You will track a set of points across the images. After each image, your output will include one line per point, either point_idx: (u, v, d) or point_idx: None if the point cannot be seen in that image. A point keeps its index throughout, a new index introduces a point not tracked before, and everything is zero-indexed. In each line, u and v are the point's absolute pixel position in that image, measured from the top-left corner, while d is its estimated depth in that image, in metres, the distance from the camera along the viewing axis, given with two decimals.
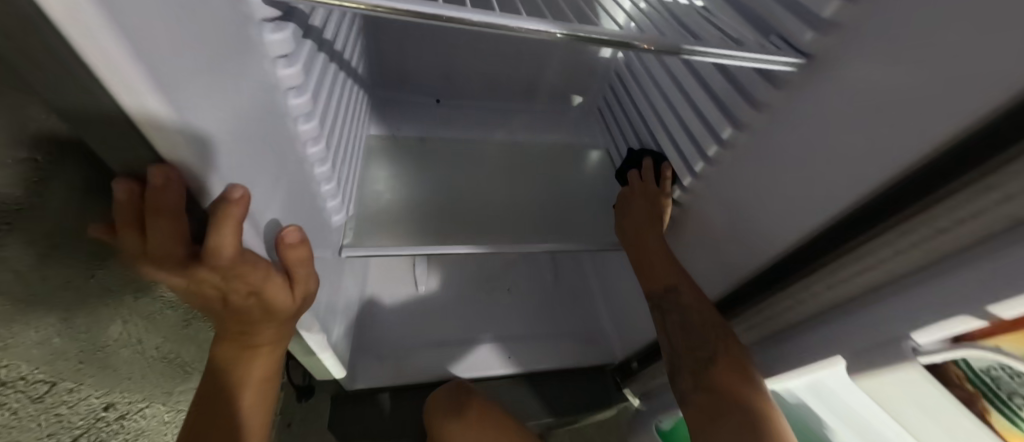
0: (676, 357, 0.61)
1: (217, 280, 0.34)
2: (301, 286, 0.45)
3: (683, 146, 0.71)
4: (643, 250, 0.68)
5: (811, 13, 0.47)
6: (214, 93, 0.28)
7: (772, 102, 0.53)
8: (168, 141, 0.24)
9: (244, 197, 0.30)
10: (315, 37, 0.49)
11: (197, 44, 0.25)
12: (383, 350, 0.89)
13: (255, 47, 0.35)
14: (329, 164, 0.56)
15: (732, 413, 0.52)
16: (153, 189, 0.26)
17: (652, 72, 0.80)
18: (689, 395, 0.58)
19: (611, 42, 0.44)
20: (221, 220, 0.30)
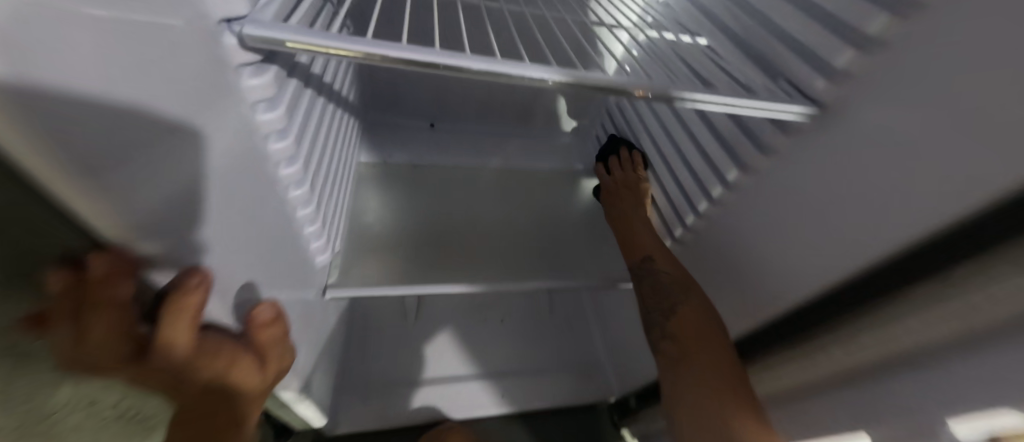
0: (647, 314, 0.62)
1: (172, 371, 0.31)
2: (273, 364, 0.42)
3: (686, 184, 0.68)
4: (630, 236, 0.69)
5: (822, 61, 0.45)
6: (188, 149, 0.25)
7: (779, 149, 0.51)
8: (100, 211, 0.21)
9: (202, 278, 0.29)
10: (302, 74, 0.46)
11: (177, 98, 0.23)
12: (367, 389, 0.83)
13: (233, 95, 0.32)
14: (313, 205, 0.52)
15: (697, 368, 0.54)
16: (92, 280, 0.23)
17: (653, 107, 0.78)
18: (660, 347, 0.60)
19: (605, 88, 0.42)
20: (178, 305, 0.27)
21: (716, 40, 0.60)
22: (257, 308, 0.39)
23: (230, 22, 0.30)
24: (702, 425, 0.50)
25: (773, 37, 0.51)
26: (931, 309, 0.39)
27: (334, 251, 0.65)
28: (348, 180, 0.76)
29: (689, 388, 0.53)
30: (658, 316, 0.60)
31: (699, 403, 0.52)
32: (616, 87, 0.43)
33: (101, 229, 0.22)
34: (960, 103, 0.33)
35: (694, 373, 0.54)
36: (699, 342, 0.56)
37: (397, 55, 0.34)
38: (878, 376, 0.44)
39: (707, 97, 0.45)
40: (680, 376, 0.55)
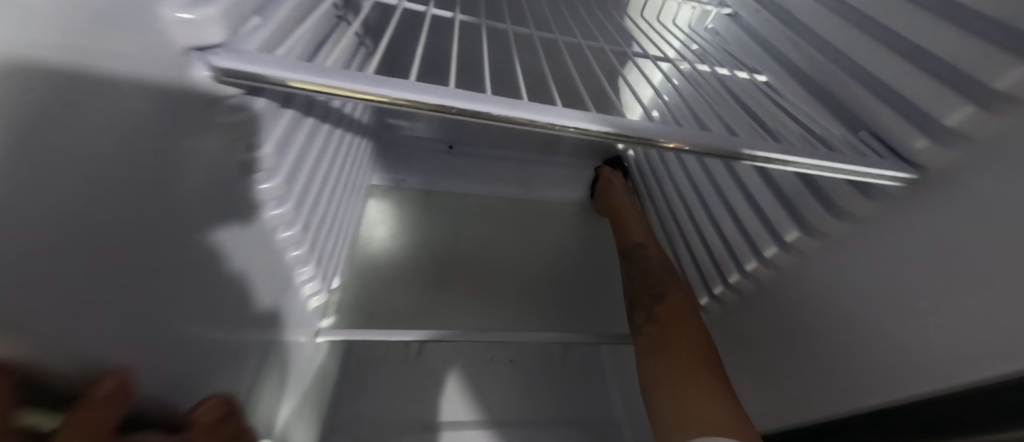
0: (637, 299, 0.65)
1: None
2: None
3: (729, 237, 0.60)
4: (627, 221, 0.78)
5: (921, 116, 0.37)
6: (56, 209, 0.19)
7: (858, 212, 0.43)
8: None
9: (109, 378, 0.23)
10: (299, 104, 0.41)
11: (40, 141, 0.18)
12: (360, 436, 0.75)
13: (184, 139, 0.25)
14: (307, 246, 0.47)
15: (678, 350, 0.52)
16: None
17: (688, 160, 0.71)
18: (642, 330, 0.60)
19: (628, 137, 0.34)
20: (76, 431, 0.21)
21: (779, 79, 0.53)
22: (201, 406, 0.31)
23: (201, 51, 0.23)
24: (677, 393, 0.47)
25: (854, 80, 0.44)
26: None
27: (330, 287, 0.60)
28: (354, 205, 0.71)
29: (669, 373, 0.50)
30: (648, 300, 0.63)
31: (674, 369, 0.50)
32: (637, 135, 0.35)
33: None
34: None
35: (676, 352, 0.52)
36: (675, 312, 0.58)
37: (410, 98, 0.29)
38: None
39: (748, 150, 0.37)
40: (659, 348, 0.54)
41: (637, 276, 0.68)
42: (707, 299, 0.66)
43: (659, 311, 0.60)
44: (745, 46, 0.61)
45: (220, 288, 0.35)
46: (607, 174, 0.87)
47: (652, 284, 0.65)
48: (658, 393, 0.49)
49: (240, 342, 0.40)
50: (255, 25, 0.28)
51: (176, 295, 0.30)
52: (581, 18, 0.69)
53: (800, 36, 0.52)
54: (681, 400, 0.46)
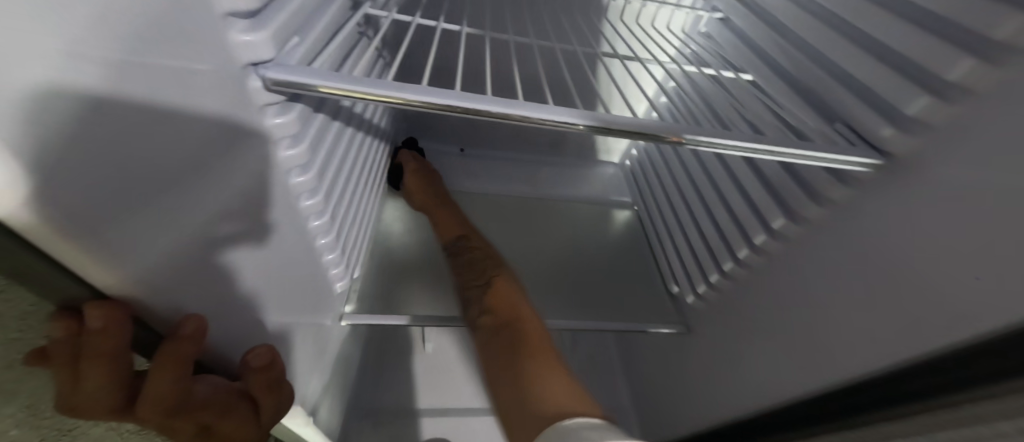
0: (467, 292, 0.69)
1: (159, 421, 0.30)
2: (269, 414, 0.40)
3: (724, 228, 0.63)
4: (439, 217, 0.79)
5: (888, 107, 0.40)
6: (165, 200, 0.26)
7: (836, 198, 0.46)
8: (101, 267, 0.24)
9: (197, 324, 0.30)
10: (329, 110, 0.47)
11: (115, 150, 0.22)
12: (381, 417, 0.82)
13: (245, 139, 0.31)
14: (333, 235, 0.53)
15: (501, 340, 0.56)
16: (90, 335, 0.24)
17: (687, 156, 0.75)
18: (479, 322, 0.63)
19: (615, 131, 0.39)
20: (169, 355, 0.28)
21: (764, 76, 0.56)
22: (252, 352, 0.37)
23: (257, 65, 0.29)
24: (517, 388, 0.49)
25: (829, 76, 0.46)
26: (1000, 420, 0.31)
27: (352, 277, 0.66)
28: (373, 202, 0.77)
29: (503, 368, 0.52)
30: (477, 291, 0.67)
31: (515, 367, 0.51)
32: (630, 128, 0.40)
33: (97, 283, 0.25)
34: None
35: (501, 342, 0.56)
36: (511, 310, 0.61)
37: (424, 99, 0.34)
38: None
39: (720, 140, 0.41)
40: (495, 346, 0.56)
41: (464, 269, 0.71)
42: (705, 287, 0.69)
43: (489, 302, 0.64)
44: (736, 47, 0.64)
45: (265, 268, 0.40)
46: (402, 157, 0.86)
47: (476, 277, 0.68)
48: (501, 392, 0.50)
49: (281, 318, 0.46)
50: (295, 42, 0.34)
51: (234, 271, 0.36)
52: (579, 25, 0.74)
53: (785, 36, 0.55)
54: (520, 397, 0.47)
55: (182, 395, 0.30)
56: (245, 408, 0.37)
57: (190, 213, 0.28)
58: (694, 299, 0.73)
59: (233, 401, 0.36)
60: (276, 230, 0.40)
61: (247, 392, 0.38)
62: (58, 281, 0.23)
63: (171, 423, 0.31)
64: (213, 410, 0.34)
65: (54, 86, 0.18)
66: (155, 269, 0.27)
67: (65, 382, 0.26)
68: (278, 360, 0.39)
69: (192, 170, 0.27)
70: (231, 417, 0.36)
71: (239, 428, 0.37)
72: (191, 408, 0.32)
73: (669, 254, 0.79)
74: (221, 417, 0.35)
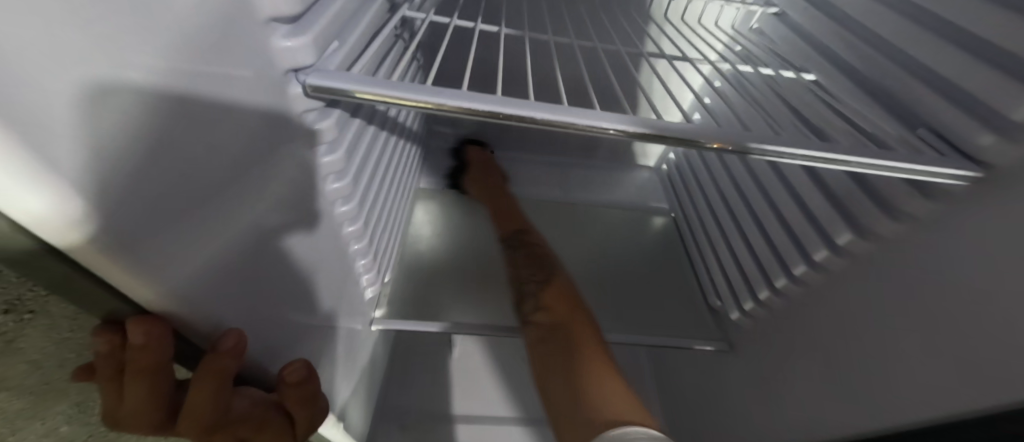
0: (522, 288, 0.65)
1: (198, 435, 0.30)
2: (303, 427, 0.39)
3: (775, 240, 0.58)
4: (505, 211, 0.80)
5: (986, 110, 0.35)
6: (211, 212, 0.25)
7: (917, 213, 0.41)
8: (148, 289, 0.22)
9: (239, 339, 0.29)
10: (365, 114, 0.46)
11: (183, 151, 0.21)
12: (407, 421, 0.82)
13: (285, 143, 0.30)
14: (366, 240, 0.53)
15: (568, 334, 0.54)
16: (134, 350, 0.24)
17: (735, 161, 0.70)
18: (530, 318, 0.60)
19: (654, 139, 0.36)
20: (210, 368, 0.28)
21: (829, 75, 0.51)
22: (286, 367, 0.36)
23: (298, 72, 0.28)
24: (574, 386, 0.47)
25: (911, 76, 0.41)
26: None
27: (382, 280, 0.66)
28: (404, 206, 0.77)
29: (564, 365, 0.50)
30: (534, 286, 0.64)
31: (570, 361, 0.50)
32: (687, 136, 0.37)
33: (139, 300, 0.23)
34: None
35: (568, 340, 0.53)
36: (569, 309, 0.59)
37: (463, 105, 0.32)
38: None
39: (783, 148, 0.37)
40: (546, 344, 0.54)
41: (522, 263, 0.69)
42: (751, 303, 0.64)
43: (544, 300, 0.61)
44: (793, 45, 0.59)
45: (301, 276, 0.40)
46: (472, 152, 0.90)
47: (536, 272, 0.66)
48: (553, 389, 0.49)
49: (316, 325, 0.46)
50: (336, 46, 0.33)
51: (273, 279, 0.35)
52: (619, 25, 0.71)
53: (853, 32, 0.50)
54: (590, 407, 0.44)
55: (221, 409, 0.30)
56: (282, 420, 0.37)
57: (229, 225, 0.27)
58: (738, 314, 0.68)
59: (270, 414, 0.36)
60: (313, 237, 0.40)
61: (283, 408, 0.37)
62: (98, 296, 0.22)
63: (209, 436, 0.31)
64: (249, 424, 0.33)
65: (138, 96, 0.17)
66: (199, 284, 0.25)
67: (112, 396, 0.26)
68: (312, 374, 0.38)
69: (239, 168, 0.27)
70: (268, 431, 0.35)
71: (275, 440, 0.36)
72: (227, 421, 0.31)
73: (711, 265, 0.75)
74: (257, 430, 0.34)
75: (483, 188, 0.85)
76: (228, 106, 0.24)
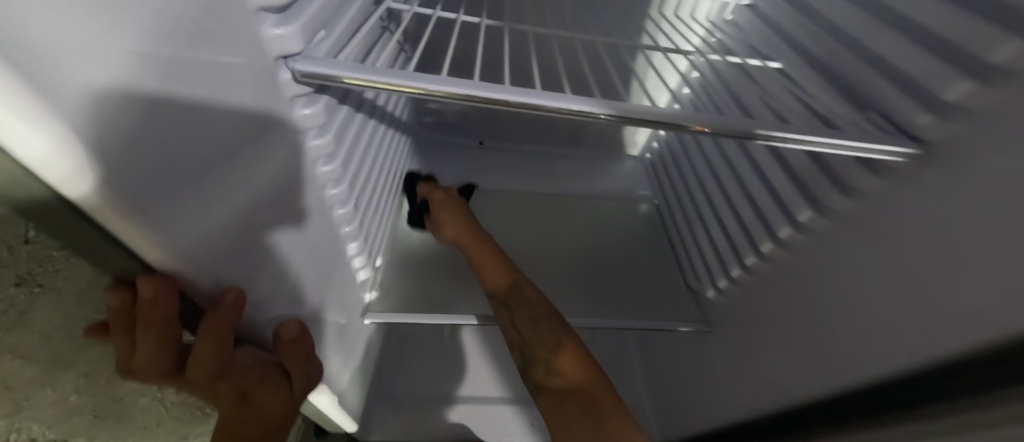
0: (530, 353, 0.62)
1: (205, 386, 0.33)
2: (299, 385, 0.43)
3: (745, 221, 0.61)
4: (487, 262, 0.70)
5: (924, 93, 0.38)
6: (208, 182, 0.27)
7: (866, 189, 0.44)
8: (157, 249, 0.25)
9: (238, 299, 0.31)
10: (352, 101, 0.48)
11: (174, 130, 0.23)
12: (401, 402, 0.85)
13: (278, 125, 0.33)
14: (356, 223, 0.55)
15: (585, 394, 0.55)
16: (144, 302, 0.27)
17: (712, 146, 0.73)
18: (545, 386, 0.59)
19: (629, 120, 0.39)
20: (214, 321, 0.30)
21: (792, 63, 0.54)
22: (281, 325, 0.41)
23: (287, 59, 0.31)
24: None
25: (863, 62, 0.44)
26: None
27: (374, 264, 0.69)
28: (394, 196, 0.79)
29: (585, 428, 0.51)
30: (543, 353, 0.61)
31: (589, 418, 0.52)
32: (671, 120, 0.40)
33: (150, 259, 0.26)
34: None
35: (586, 402, 0.54)
36: (579, 365, 0.58)
37: (442, 89, 0.35)
38: None
39: (737, 127, 0.40)
40: (561, 412, 0.55)
41: (526, 326, 0.63)
42: (725, 282, 0.68)
43: (557, 364, 0.59)
44: (762, 34, 0.62)
45: (297, 254, 0.42)
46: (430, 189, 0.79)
47: (544, 338, 0.61)
48: None
49: (311, 302, 0.49)
50: (322, 36, 0.35)
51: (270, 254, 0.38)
52: (601, 17, 0.73)
53: (815, 21, 0.53)
54: None
55: (225, 360, 0.33)
56: (280, 377, 0.41)
57: (228, 197, 0.30)
58: (714, 293, 0.71)
59: (269, 371, 0.39)
60: (306, 217, 0.42)
61: (279, 363, 0.41)
62: (112, 255, 0.25)
63: (214, 387, 0.34)
64: (251, 376, 0.37)
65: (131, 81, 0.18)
66: (202, 249, 0.28)
67: (124, 348, 0.29)
68: (305, 334, 0.43)
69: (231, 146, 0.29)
70: (267, 385, 0.39)
71: (274, 394, 0.40)
72: (230, 373, 0.34)
73: (690, 248, 0.78)
74: (257, 384, 0.38)
75: (450, 231, 0.73)
76: (223, 89, 0.26)
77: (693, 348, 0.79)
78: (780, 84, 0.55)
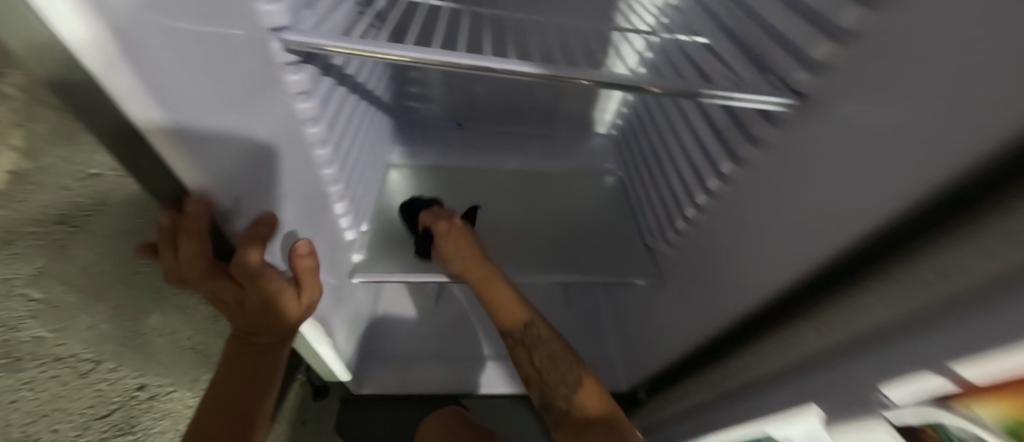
0: (550, 390, 0.73)
1: (235, 286, 0.43)
2: (308, 294, 0.52)
3: (687, 179, 0.72)
4: (496, 299, 0.72)
5: (803, 54, 0.47)
6: (228, 125, 0.35)
7: (766, 139, 0.53)
8: (194, 176, 0.34)
9: (270, 219, 0.43)
10: (335, 74, 0.56)
11: (208, 99, 0.32)
12: (391, 359, 0.94)
13: (274, 86, 0.41)
14: (342, 184, 0.64)
15: (604, 425, 0.69)
16: (190, 213, 0.35)
17: (665, 117, 0.81)
18: (563, 413, 0.73)
19: (566, 80, 0.48)
20: (254, 231, 0.41)
21: (715, 37, 0.63)
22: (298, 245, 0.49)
23: (277, 32, 0.39)
24: None
25: (763, 32, 0.53)
26: (879, 294, 0.39)
27: (359, 227, 0.77)
28: (376, 171, 0.87)
29: None
30: (564, 390, 0.72)
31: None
32: (631, 83, 0.49)
33: (186, 183, 0.34)
34: (903, 92, 0.35)
35: (609, 433, 0.67)
36: (596, 396, 0.72)
37: (405, 55, 0.43)
38: (826, 360, 0.44)
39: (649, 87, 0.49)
40: (584, 439, 0.68)
41: (547, 362, 0.73)
42: (673, 235, 0.78)
43: (579, 399, 0.72)
44: (694, 14, 0.70)
45: (292, 201, 0.51)
46: (429, 213, 0.78)
47: (567, 375, 0.73)
48: (563, 430, 0.71)
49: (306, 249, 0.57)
50: (306, 15, 0.43)
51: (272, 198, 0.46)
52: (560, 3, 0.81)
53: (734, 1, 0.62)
54: None
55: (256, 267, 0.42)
56: (296, 288, 0.50)
57: (243, 136, 0.38)
58: (665, 246, 0.81)
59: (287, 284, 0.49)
60: (299, 171, 0.51)
61: (292, 276, 0.50)
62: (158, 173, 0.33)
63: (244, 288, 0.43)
64: (272, 288, 0.46)
65: (162, 67, 0.26)
66: (228, 182, 0.37)
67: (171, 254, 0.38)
68: (313, 251, 0.51)
69: (247, 101, 0.37)
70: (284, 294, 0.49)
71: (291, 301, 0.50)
72: (256, 281, 0.44)
73: (648, 209, 0.88)
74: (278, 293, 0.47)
75: (460, 263, 0.72)
76: (237, 57, 0.34)
77: (650, 300, 0.88)
78: (708, 56, 0.63)
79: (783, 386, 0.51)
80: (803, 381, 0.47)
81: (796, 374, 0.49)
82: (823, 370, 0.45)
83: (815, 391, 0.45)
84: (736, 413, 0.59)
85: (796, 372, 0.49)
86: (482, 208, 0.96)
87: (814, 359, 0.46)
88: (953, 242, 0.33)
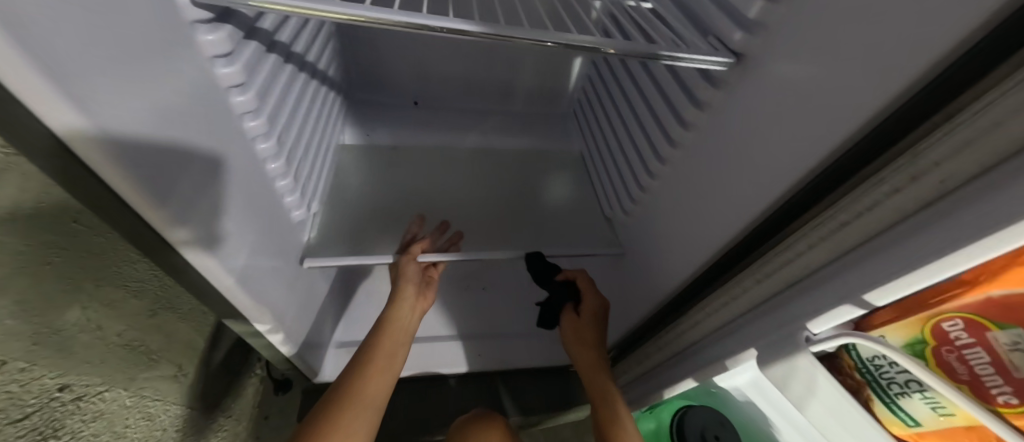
0: None
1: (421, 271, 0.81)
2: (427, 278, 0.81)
3: (640, 147, 0.73)
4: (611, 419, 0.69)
5: (739, 14, 0.48)
6: (141, 97, 0.33)
7: (709, 101, 0.55)
8: (105, 160, 0.32)
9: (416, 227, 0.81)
10: (261, 39, 0.52)
11: (112, 69, 0.29)
12: None
13: (188, 48, 0.37)
14: (283, 160, 0.60)
15: None
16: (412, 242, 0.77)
17: (619, 88, 0.82)
18: None
19: (518, 41, 0.47)
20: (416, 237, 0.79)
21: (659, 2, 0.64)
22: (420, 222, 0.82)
23: None
24: None
25: None
26: (812, 241, 0.41)
27: (308, 209, 0.74)
28: (325, 152, 0.82)
29: None
30: None
31: None
32: (590, 46, 0.49)
33: (96, 168, 0.33)
34: (825, 44, 0.37)
35: None
36: None
37: (333, 11, 0.40)
38: (768, 308, 0.47)
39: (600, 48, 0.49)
40: None
41: None
42: (629, 204, 0.79)
43: None
44: None
45: (230, 181, 0.48)
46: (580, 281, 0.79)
47: None
48: None
49: (251, 232, 0.55)
50: None
51: (206, 177, 0.44)
52: None
53: None
54: None
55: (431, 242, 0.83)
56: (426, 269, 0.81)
57: (161, 108, 0.35)
58: (623, 215, 0.82)
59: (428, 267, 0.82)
60: (232, 147, 0.48)
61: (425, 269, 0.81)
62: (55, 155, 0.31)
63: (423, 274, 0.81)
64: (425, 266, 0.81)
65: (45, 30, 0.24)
66: (144, 161, 0.35)
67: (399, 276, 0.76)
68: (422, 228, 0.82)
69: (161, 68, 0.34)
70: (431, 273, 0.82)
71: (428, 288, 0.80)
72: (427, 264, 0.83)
73: (605, 180, 0.89)
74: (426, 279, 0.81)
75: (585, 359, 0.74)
76: (147, 18, 0.31)
77: (611, 270, 0.90)
78: (654, 21, 0.64)
79: (730, 336, 0.54)
80: (747, 329, 0.50)
81: (742, 325, 0.52)
82: (765, 317, 0.47)
83: (757, 337, 0.48)
84: (691, 366, 0.63)
85: (743, 323, 0.52)
86: (438, 186, 0.95)
87: (759, 307, 0.49)
88: (870, 186, 0.35)
